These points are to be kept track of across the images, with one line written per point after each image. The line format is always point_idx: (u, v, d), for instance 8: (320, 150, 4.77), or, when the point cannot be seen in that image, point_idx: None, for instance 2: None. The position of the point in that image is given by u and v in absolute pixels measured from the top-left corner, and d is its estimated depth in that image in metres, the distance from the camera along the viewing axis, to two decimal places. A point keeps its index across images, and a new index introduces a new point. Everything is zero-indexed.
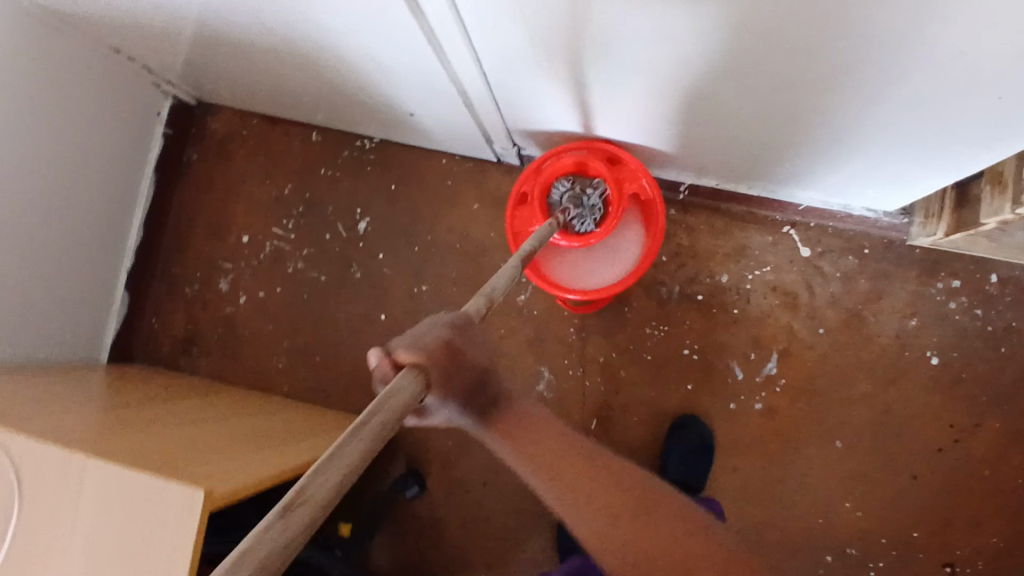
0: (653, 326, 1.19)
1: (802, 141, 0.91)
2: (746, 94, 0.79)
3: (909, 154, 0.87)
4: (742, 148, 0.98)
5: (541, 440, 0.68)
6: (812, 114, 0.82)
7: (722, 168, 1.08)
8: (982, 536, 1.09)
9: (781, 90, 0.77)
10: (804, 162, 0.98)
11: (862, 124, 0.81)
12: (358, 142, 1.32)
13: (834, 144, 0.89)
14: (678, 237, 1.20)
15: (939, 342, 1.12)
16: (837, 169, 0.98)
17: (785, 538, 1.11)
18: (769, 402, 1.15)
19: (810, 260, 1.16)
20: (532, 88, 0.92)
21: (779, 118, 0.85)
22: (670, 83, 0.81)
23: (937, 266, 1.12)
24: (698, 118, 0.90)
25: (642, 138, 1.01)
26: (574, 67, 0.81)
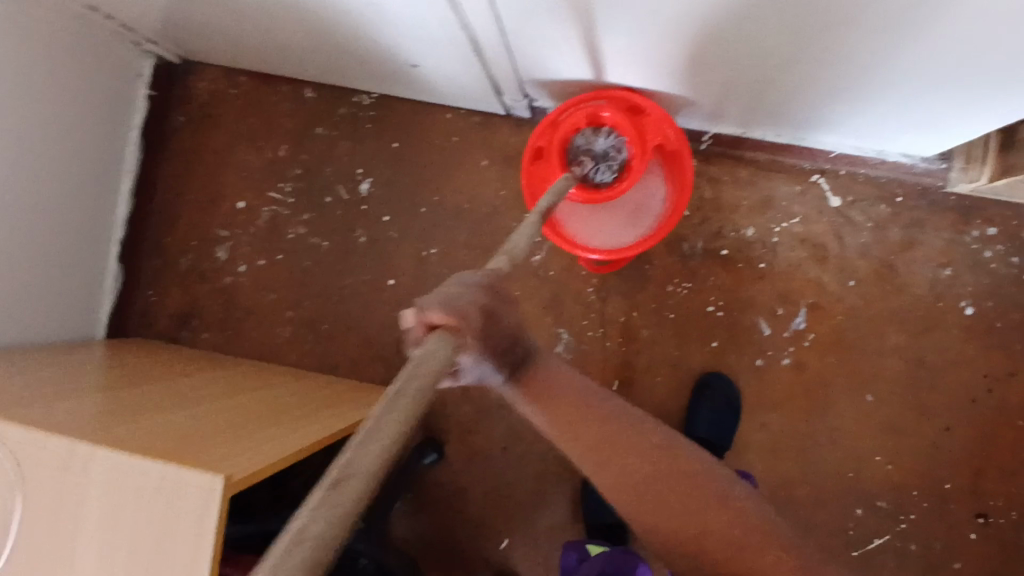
0: (676, 284, 1.15)
1: (848, 85, 0.83)
2: (796, 32, 0.71)
3: (963, 97, 0.80)
4: (778, 93, 0.90)
5: (567, 402, 0.64)
6: (866, 55, 0.74)
7: (752, 114, 1.00)
8: (1015, 485, 1.08)
9: (830, 30, 0.69)
10: (845, 107, 0.91)
11: (922, 66, 0.73)
12: (355, 98, 1.24)
13: (884, 88, 0.82)
14: (701, 190, 1.14)
15: (974, 291, 1.08)
16: (880, 113, 0.91)
17: (815, 493, 1.10)
18: (797, 357, 1.12)
19: (839, 210, 1.11)
20: (553, 35, 0.84)
21: (827, 60, 0.77)
22: (709, 23, 0.73)
23: (974, 212, 1.07)
24: (734, 62, 0.82)
25: (669, 85, 0.94)
26: (604, 8, 0.73)
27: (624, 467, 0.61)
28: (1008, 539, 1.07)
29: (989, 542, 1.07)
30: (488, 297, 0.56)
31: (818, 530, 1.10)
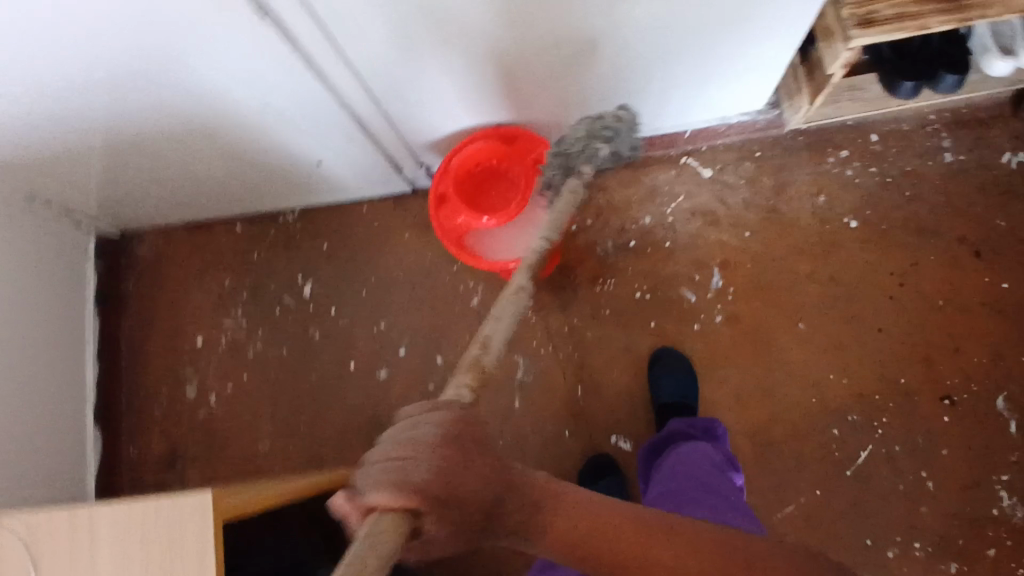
0: (603, 282, 1.26)
1: (674, 62, 1.01)
2: (612, 23, 0.89)
3: (750, 44, 0.99)
4: (624, 90, 1.08)
5: (588, 517, 0.56)
6: (674, 28, 0.92)
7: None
8: (959, 358, 1.18)
9: (619, 17, 0.87)
10: (682, 83, 1.09)
11: (718, 23, 0.92)
12: (281, 217, 1.37)
13: (700, 54, 1.00)
14: (596, 199, 1.29)
15: (851, 207, 1.23)
16: (710, 79, 1.09)
17: (793, 428, 1.17)
18: (727, 311, 1.23)
19: (714, 178, 1.28)
20: (425, 89, 1.01)
21: (647, 42, 0.94)
22: (545, 35, 0.90)
23: (824, 143, 1.26)
24: (578, 69, 0.99)
25: (535, 112, 1.11)
26: (460, 47, 0.90)
27: (675, 570, 0.54)
28: (973, 410, 1.16)
29: (959, 419, 1.16)
30: (451, 443, 0.51)
31: (809, 463, 1.16)
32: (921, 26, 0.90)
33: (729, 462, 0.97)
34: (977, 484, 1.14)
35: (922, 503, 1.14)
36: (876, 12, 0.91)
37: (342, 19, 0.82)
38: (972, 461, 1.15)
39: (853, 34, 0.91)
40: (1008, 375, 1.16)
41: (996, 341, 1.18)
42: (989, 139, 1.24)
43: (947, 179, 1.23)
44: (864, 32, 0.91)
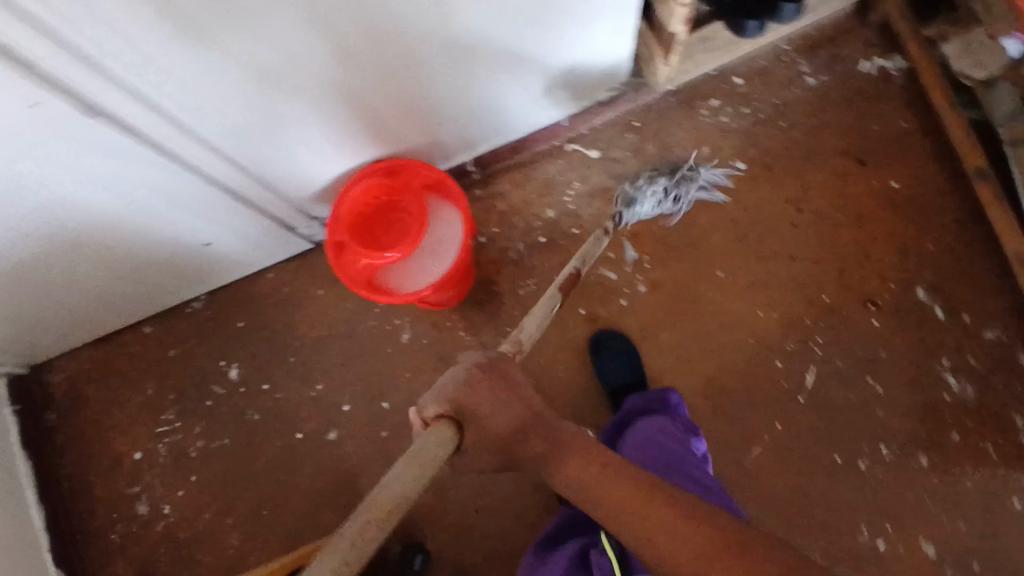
0: (525, 284, 1.28)
1: (523, 50, 1.03)
2: (449, 25, 0.90)
3: (588, 19, 1.02)
4: (486, 86, 1.09)
5: (595, 464, 0.70)
6: (510, 17, 0.93)
7: (486, 118, 1.19)
8: (872, 262, 1.22)
9: (452, 21, 0.89)
10: (540, 69, 1.11)
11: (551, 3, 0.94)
12: (190, 308, 1.33)
13: (546, 36, 1.02)
14: (497, 206, 1.31)
15: (733, 150, 1.28)
16: (567, 61, 1.11)
17: (739, 371, 1.21)
18: (648, 279, 1.26)
19: (602, 157, 1.31)
20: (290, 140, 1.00)
21: (489, 36, 0.96)
22: (386, 51, 0.90)
23: (693, 98, 1.30)
24: (432, 76, 1.00)
25: (406, 129, 1.11)
26: (307, 85, 0.89)
27: (649, 525, 0.63)
28: (899, 308, 1.20)
29: (889, 320, 1.20)
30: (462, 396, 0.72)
31: (764, 401, 1.20)
32: None
33: (689, 430, 0.98)
34: (922, 374, 1.19)
35: (877, 407, 1.19)
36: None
37: (180, 92, 0.81)
38: (911, 355, 1.19)
39: None
40: (920, 266, 1.21)
41: (900, 237, 1.22)
42: (843, 54, 1.28)
43: (815, 101, 1.28)
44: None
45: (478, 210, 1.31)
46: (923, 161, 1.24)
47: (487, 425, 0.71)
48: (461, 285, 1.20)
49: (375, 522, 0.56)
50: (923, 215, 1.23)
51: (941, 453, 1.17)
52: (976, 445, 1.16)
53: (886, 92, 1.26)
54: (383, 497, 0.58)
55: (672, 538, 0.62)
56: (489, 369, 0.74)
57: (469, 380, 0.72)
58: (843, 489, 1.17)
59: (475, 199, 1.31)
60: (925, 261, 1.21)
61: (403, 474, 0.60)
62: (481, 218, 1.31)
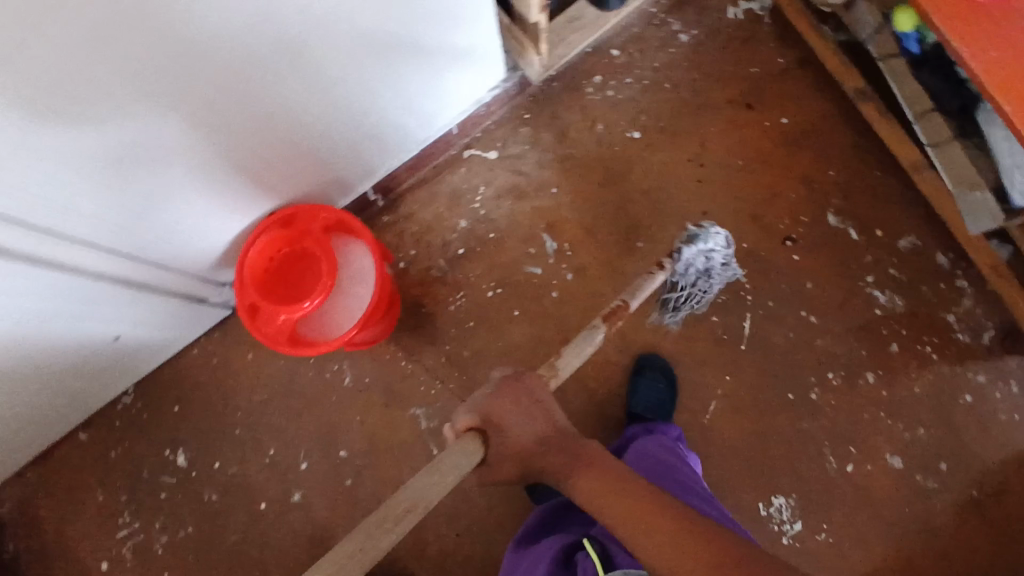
0: (455, 299, 1.26)
1: (392, 69, 1.01)
2: (304, 61, 0.87)
3: (445, 24, 1.00)
4: (366, 112, 1.07)
5: (603, 471, 0.71)
6: (365, 40, 0.91)
7: (377, 144, 1.17)
8: (779, 201, 1.25)
9: (301, 57, 0.86)
10: (416, 84, 1.09)
11: (404, 17, 0.92)
12: (121, 403, 1.28)
13: (411, 50, 1.00)
14: (409, 228, 1.29)
15: (627, 121, 1.29)
16: (439, 70, 1.10)
17: (680, 334, 1.22)
18: (573, 266, 1.26)
19: (501, 156, 1.29)
20: (173, 211, 0.96)
21: (351, 62, 0.94)
22: (247, 101, 0.87)
23: (577, 79, 1.30)
24: (305, 115, 0.97)
25: (294, 174, 1.08)
26: (173, 153, 0.86)
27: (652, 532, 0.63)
28: (816, 239, 1.23)
29: (809, 252, 1.23)
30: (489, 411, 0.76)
31: (709, 358, 1.22)
32: None
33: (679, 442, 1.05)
34: (850, 297, 1.21)
35: (816, 338, 1.21)
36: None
37: (30, 198, 0.78)
38: (837, 280, 1.22)
39: None
40: (825, 194, 1.24)
41: (802, 170, 1.25)
42: (709, 5, 1.30)
43: (693, 56, 1.29)
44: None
45: (391, 236, 1.29)
46: (807, 91, 1.26)
47: (509, 438, 0.76)
48: (389, 315, 1.18)
49: (394, 518, 0.63)
50: (818, 144, 1.25)
51: (885, 367, 1.20)
52: (914, 351, 1.20)
53: (758, 32, 1.28)
54: (403, 497, 0.65)
55: (664, 540, 0.62)
56: (517, 382, 0.79)
57: (501, 392, 0.77)
58: (802, 424, 1.19)
59: (385, 226, 1.29)
60: (828, 188, 1.24)
61: (431, 483, 0.67)
62: (395, 244, 1.29)
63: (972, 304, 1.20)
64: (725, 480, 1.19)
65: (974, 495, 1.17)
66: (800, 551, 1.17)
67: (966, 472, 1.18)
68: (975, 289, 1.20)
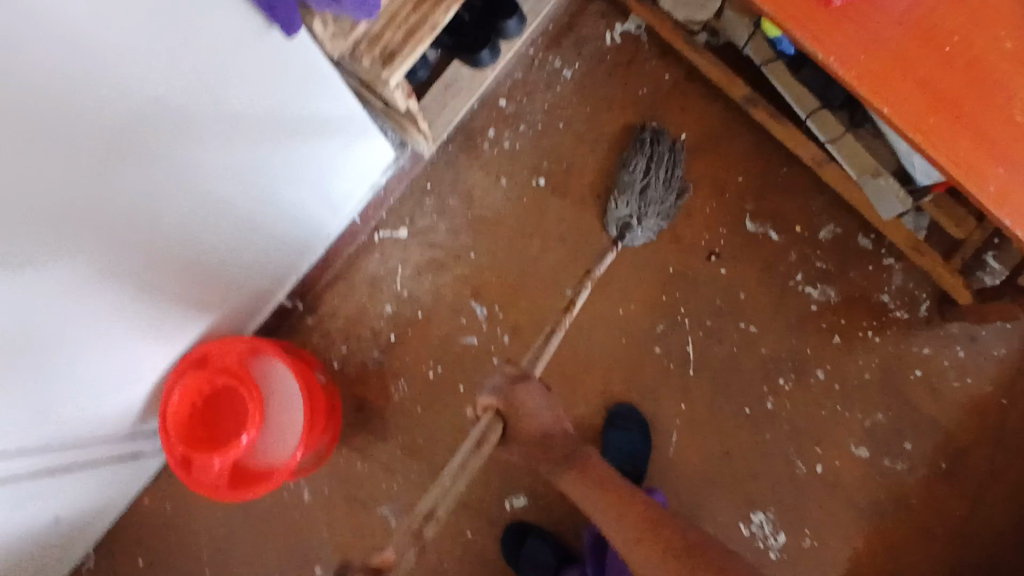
0: (397, 387, 1.23)
1: (269, 187, 0.98)
2: (163, 215, 0.83)
3: (310, 134, 0.96)
4: (263, 228, 1.03)
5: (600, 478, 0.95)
6: (236, 164, 0.88)
7: (280, 255, 1.13)
8: (696, 217, 1.23)
9: (159, 214, 0.82)
10: (309, 183, 1.06)
11: (274, 133, 0.89)
12: (80, 570, 1.23)
13: (293, 157, 0.97)
14: (334, 324, 1.25)
15: (529, 169, 1.26)
16: (319, 172, 1.06)
17: (626, 373, 1.21)
18: (508, 327, 1.24)
19: (412, 232, 1.26)
20: (81, 380, 0.92)
21: (228, 187, 0.90)
22: (128, 257, 0.83)
23: (470, 138, 1.27)
24: (197, 250, 0.94)
25: (204, 305, 1.04)
26: (62, 329, 0.82)
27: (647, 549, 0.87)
28: (738, 248, 1.22)
29: (734, 262, 1.22)
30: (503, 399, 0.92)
31: (660, 390, 1.20)
32: (433, 26, 0.91)
33: None
34: (784, 298, 1.21)
35: (760, 346, 1.20)
36: (391, 43, 0.90)
37: None
38: (768, 285, 1.21)
39: (387, 77, 0.90)
40: (739, 202, 1.23)
41: (711, 182, 1.24)
42: (585, 34, 1.27)
43: (580, 90, 1.26)
44: (395, 64, 0.90)
45: (318, 337, 1.26)
46: (699, 103, 1.25)
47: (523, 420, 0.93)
48: (327, 426, 1.17)
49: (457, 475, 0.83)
50: (722, 153, 1.24)
51: (832, 360, 1.19)
52: (858, 339, 1.19)
53: (639, 53, 1.26)
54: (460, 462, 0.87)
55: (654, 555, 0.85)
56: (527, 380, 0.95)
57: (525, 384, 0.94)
58: (763, 435, 1.19)
59: (310, 328, 1.26)
60: (740, 196, 1.23)
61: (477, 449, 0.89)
62: (325, 345, 1.25)
63: (903, 279, 1.20)
64: (702, 509, 1.18)
65: (944, 468, 1.17)
66: (789, 561, 1.17)
67: (933, 447, 1.17)
68: (901, 264, 1.20)
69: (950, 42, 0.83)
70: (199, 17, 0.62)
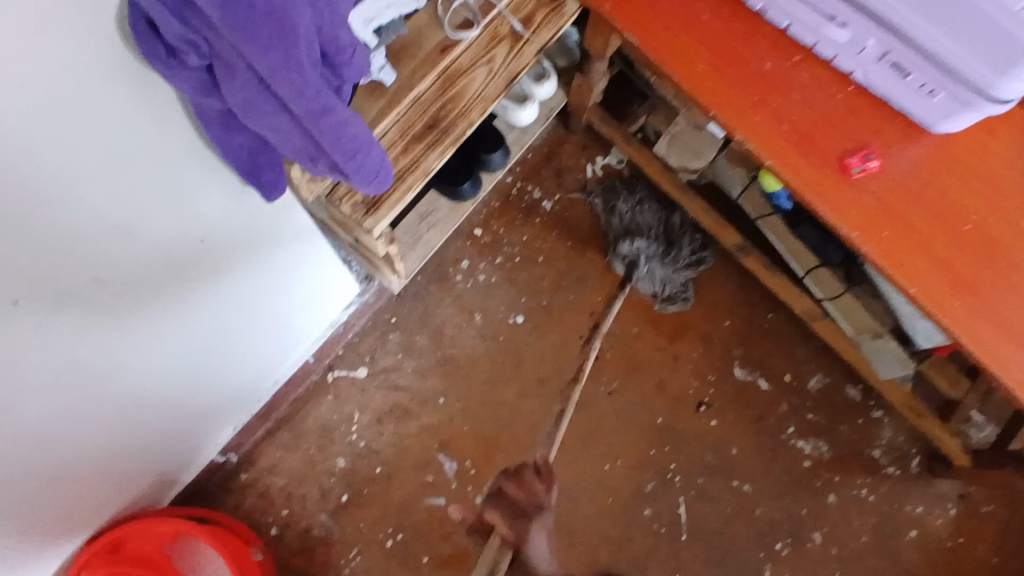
0: (349, 560, 1.05)
1: (217, 350, 0.83)
2: (79, 398, 0.68)
3: (267, 289, 0.83)
4: (207, 394, 0.88)
5: None
6: (170, 326, 0.72)
7: (223, 416, 0.96)
8: (682, 362, 1.16)
9: (73, 398, 0.67)
10: (264, 331, 0.90)
11: (218, 283, 0.74)
12: None
13: (251, 307, 0.83)
14: (276, 483, 1.07)
15: (506, 305, 1.16)
16: (278, 326, 0.92)
17: (615, 538, 1.08)
18: (481, 486, 1.09)
19: (373, 372, 1.12)
20: None
21: (163, 349, 0.74)
22: (33, 453, 0.67)
23: (442, 269, 1.17)
24: (123, 431, 0.78)
25: (130, 481, 0.86)
26: None
27: None
28: (726, 398, 1.15)
29: (724, 413, 1.15)
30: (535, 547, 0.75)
31: (653, 558, 1.08)
32: (426, 170, 0.80)
33: None
34: (776, 453, 1.14)
35: (753, 506, 1.11)
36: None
37: None
38: (758, 438, 1.14)
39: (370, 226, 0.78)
40: (726, 347, 1.17)
41: (698, 327, 1.18)
42: (564, 166, 1.22)
43: (561, 223, 1.20)
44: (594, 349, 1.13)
45: (255, 499, 1.06)
46: None
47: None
48: None
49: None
50: (706, 294, 1.19)
51: (829, 523, 1.11)
52: (852, 497, 1.13)
53: None
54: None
55: None
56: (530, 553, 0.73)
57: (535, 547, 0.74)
58: None
59: (244, 487, 1.06)
60: (728, 341, 1.18)
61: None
62: (262, 507, 1.06)
63: (892, 433, 1.16)
64: None
65: None
66: None
67: None
68: (889, 417, 1.16)
69: (965, 223, 0.82)
70: (112, 157, 0.51)
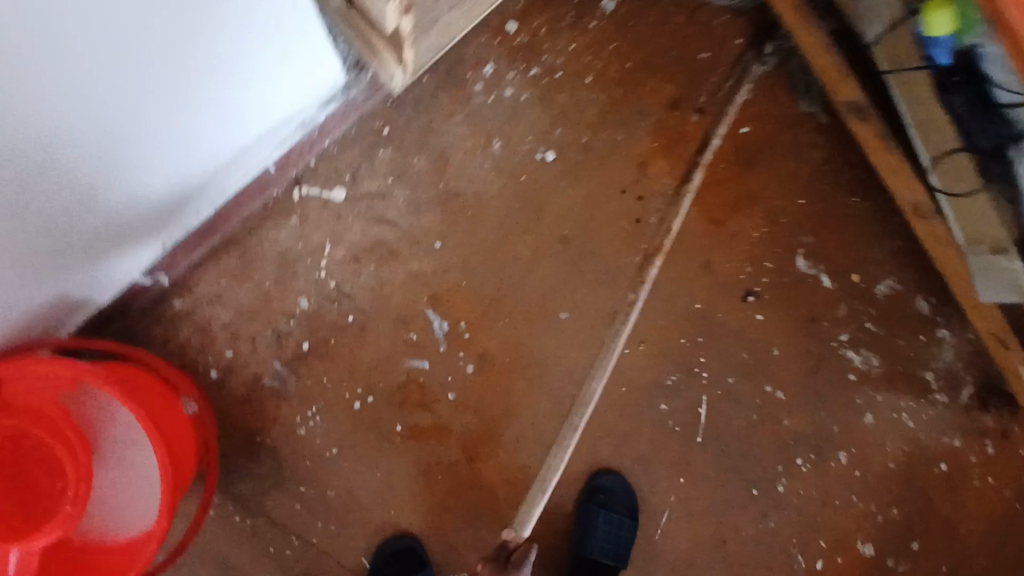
0: (305, 419, 0.87)
1: (111, 143, 0.58)
2: None
3: (193, 69, 0.56)
4: (103, 198, 0.64)
5: None
6: (25, 128, 0.49)
7: (137, 223, 0.73)
8: (737, 240, 0.94)
9: None
10: (197, 140, 0.66)
11: (118, 58, 0.48)
12: None
13: (166, 92, 0.56)
14: (219, 317, 0.86)
15: (535, 136, 0.90)
16: (215, 117, 0.65)
17: (621, 431, 0.92)
18: (474, 354, 0.90)
19: (353, 197, 0.87)
20: None
21: (29, 140, 0.50)
22: None
23: (458, 75, 0.88)
24: None
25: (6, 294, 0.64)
26: None
27: None
28: (780, 291, 0.95)
29: (773, 307, 0.95)
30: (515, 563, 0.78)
31: (661, 460, 0.93)
32: None
33: None
34: (819, 362, 0.96)
35: (782, 417, 0.95)
36: None
37: None
38: (806, 341, 0.96)
39: None
40: (794, 231, 0.95)
41: (766, 201, 0.94)
42: None
43: (622, 33, 0.91)
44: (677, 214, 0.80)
45: (192, 332, 0.85)
46: (771, 93, 0.93)
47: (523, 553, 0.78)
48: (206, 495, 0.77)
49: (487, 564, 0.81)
50: (786, 162, 0.94)
51: (858, 443, 0.97)
52: (888, 418, 0.98)
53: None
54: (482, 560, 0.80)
55: None
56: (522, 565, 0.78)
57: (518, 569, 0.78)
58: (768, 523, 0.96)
59: (179, 317, 0.85)
60: (798, 224, 0.95)
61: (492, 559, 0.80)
62: (200, 344, 0.86)
63: (952, 356, 0.98)
64: None
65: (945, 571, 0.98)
66: None
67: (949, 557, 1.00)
68: (953, 340, 0.98)
69: None
70: None
